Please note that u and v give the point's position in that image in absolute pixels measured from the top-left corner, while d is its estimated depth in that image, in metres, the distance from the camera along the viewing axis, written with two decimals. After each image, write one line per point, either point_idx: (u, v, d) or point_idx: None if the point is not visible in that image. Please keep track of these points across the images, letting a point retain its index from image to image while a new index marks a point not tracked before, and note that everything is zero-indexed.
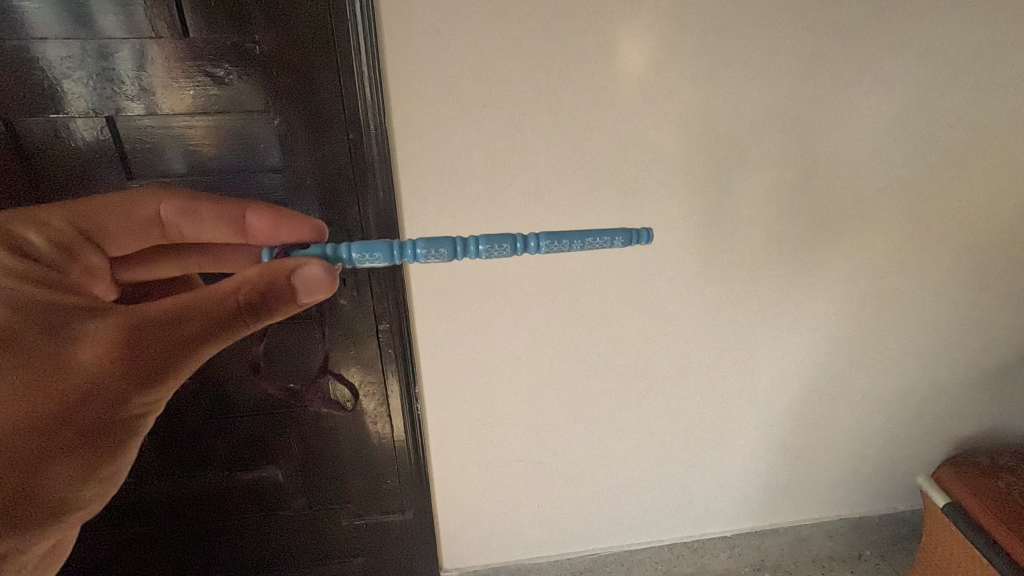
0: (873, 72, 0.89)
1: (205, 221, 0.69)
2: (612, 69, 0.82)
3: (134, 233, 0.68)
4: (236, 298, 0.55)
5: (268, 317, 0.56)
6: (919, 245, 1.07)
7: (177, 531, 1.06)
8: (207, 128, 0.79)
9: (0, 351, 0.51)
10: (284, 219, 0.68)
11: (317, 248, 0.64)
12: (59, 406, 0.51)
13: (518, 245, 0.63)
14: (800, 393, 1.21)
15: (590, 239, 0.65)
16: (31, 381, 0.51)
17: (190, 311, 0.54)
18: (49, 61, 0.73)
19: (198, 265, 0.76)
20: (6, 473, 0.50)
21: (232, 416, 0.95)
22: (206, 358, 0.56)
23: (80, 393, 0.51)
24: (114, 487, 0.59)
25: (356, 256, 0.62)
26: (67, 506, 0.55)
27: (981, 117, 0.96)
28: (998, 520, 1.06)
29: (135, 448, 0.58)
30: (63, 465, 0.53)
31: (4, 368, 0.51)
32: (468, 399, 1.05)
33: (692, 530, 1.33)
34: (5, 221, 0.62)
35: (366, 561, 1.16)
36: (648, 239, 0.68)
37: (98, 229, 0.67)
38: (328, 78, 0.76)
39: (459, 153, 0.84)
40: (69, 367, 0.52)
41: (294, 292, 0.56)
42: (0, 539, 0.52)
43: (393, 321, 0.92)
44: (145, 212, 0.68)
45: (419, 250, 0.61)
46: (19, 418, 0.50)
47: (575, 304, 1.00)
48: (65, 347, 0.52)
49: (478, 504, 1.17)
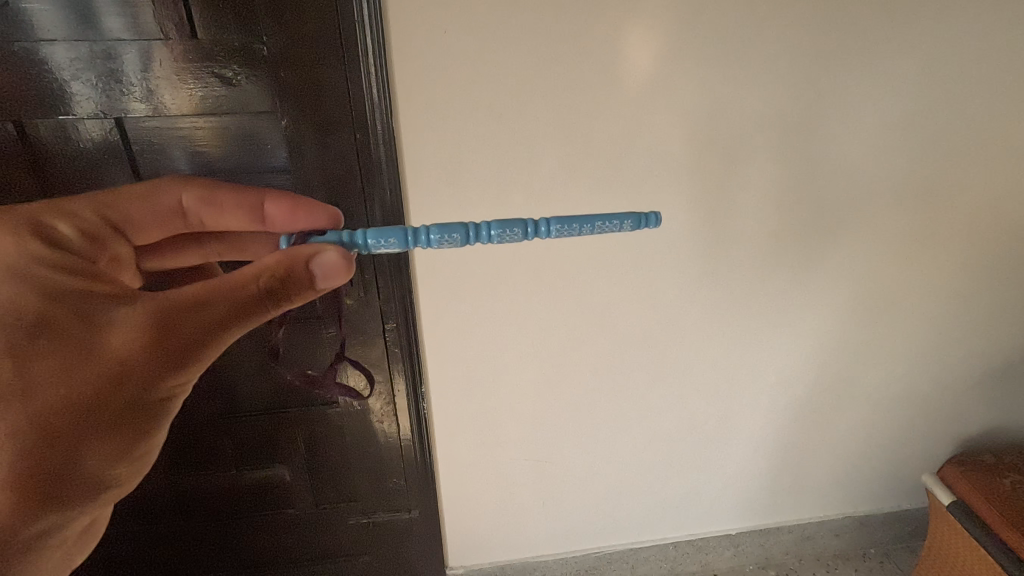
0: (882, 63, 0.88)
1: (225, 209, 0.71)
2: (618, 65, 0.82)
3: (159, 222, 0.69)
4: (258, 284, 0.57)
5: (288, 302, 0.58)
6: (929, 243, 1.06)
7: (191, 531, 1.12)
8: (213, 129, 0.80)
9: (39, 338, 0.54)
10: (302, 207, 0.70)
11: (333, 234, 0.65)
12: (95, 388, 0.54)
13: (529, 229, 0.64)
14: (810, 392, 1.20)
15: (600, 223, 0.66)
16: (67, 366, 0.53)
17: (214, 297, 0.56)
18: (57, 64, 0.74)
19: (216, 253, 0.79)
20: (48, 451, 0.53)
21: (240, 419, 1.01)
22: (231, 341, 0.58)
23: (112, 376, 0.54)
24: (148, 465, 0.62)
25: (372, 243, 0.63)
26: (104, 484, 0.58)
27: (994, 108, 0.95)
28: (1000, 515, 0.99)
29: (165, 428, 0.60)
30: (99, 445, 0.55)
31: (43, 353, 0.53)
32: (472, 403, 1.09)
33: (699, 528, 1.34)
34: (36, 212, 0.62)
35: (372, 559, 1.21)
36: (657, 222, 0.68)
37: (127, 220, 0.67)
38: (335, 78, 0.76)
39: (467, 153, 0.84)
40: (100, 352, 0.54)
41: (313, 277, 0.58)
42: (43, 514, 0.55)
43: (399, 319, 0.95)
44: (171, 201, 0.69)
45: (433, 236, 0.62)
46: (60, 402, 0.53)
47: (573, 311, 1.02)
48: (96, 333, 0.54)
49: (484, 505, 1.21)
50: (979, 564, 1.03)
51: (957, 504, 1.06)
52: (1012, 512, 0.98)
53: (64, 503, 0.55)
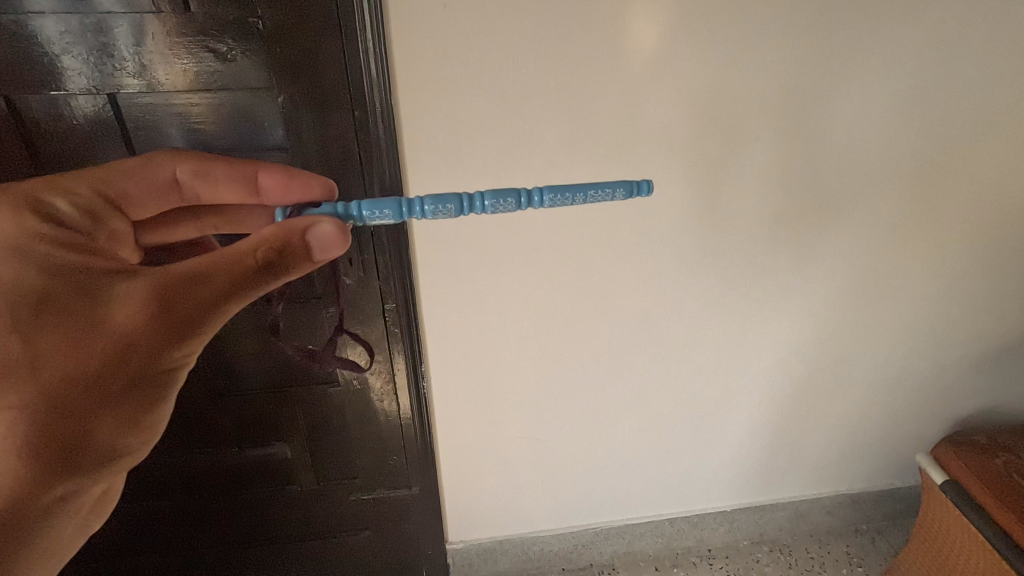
0: (892, 40, 0.86)
1: (219, 181, 0.70)
2: (622, 41, 0.80)
3: (156, 196, 0.69)
4: (256, 257, 0.56)
5: (287, 275, 0.58)
6: (931, 225, 1.06)
7: (193, 508, 1.13)
8: (208, 106, 0.79)
9: (44, 313, 0.54)
10: (294, 178, 0.69)
11: (328, 206, 0.64)
12: (101, 361, 0.54)
13: (522, 199, 0.62)
14: (808, 372, 1.21)
15: (592, 192, 0.64)
16: (73, 340, 0.53)
17: (215, 270, 0.56)
18: (47, 37, 0.72)
19: (213, 226, 0.78)
20: (61, 422, 0.53)
21: (241, 397, 1.02)
22: (233, 313, 0.58)
23: (119, 348, 0.54)
24: (158, 434, 0.63)
25: (366, 214, 0.62)
26: (117, 453, 0.58)
27: (1005, 88, 0.93)
28: (995, 495, 1.00)
29: (174, 398, 0.61)
30: (110, 416, 0.56)
31: (49, 326, 0.53)
32: (471, 381, 1.09)
33: (695, 505, 1.36)
34: (33, 189, 0.61)
35: (373, 534, 1.23)
36: (648, 190, 0.67)
37: (124, 195, 0.67)
38: (332, 53, 0.75)
39: (466, 131, 0.83)
40: (105, 324, 0.54)
41: (309, 250, 0.57)
42: (58, 483, 0.55)
43: (398, 299, 0.95)
44: (164, 174, 0.69)
45: (427, 207, 0.61)
46: (69, 374, 0.53)
47: (572, 291, 1.02)
48: (100, 307, 0.54)
49: (483, 480, 1.23)
50: (972, 542, 1.04)
51: (951, 484, 1.08)
52: (1007, 493, 1.00)
53: (77, 473, 0.56)
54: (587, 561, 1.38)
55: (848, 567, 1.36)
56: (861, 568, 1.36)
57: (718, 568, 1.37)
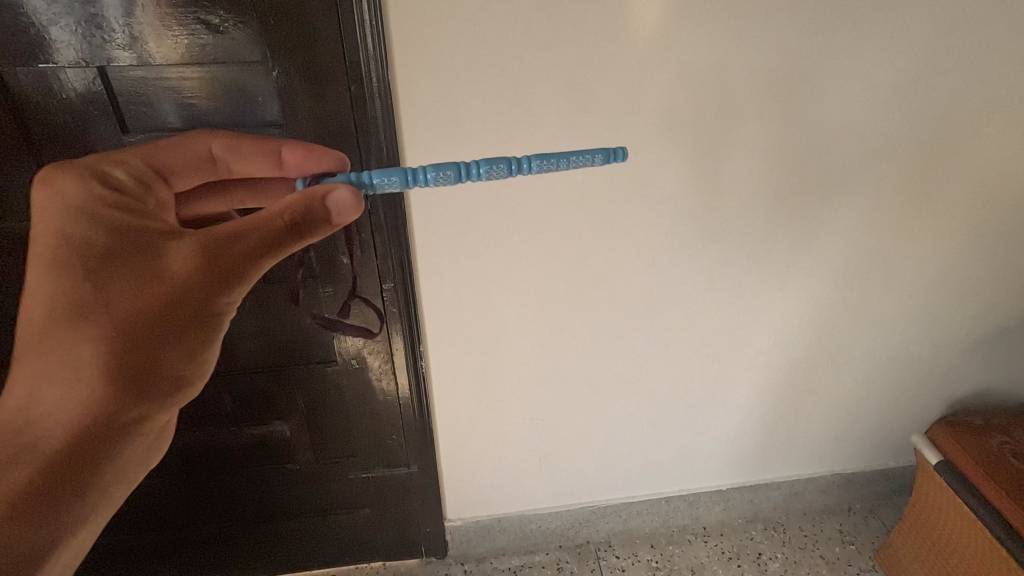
0: (899, 16, 0.84)
1: (249, 156, 0.66)
2: (623, 16, 0.78)
3: (191, 170, 0.64)
4: (284, 219, 0.55)
5: (311, 239, 0.57)
6: (934, 206, 1.05)
7: (192, 486, 1.14)
8: (201, 78, 0.76)
9: (99, 269, 0.52)
10: (315, 150, 0.67)
11: (341, 175, 0.62)
12: (156, 316, 0.53)
13: (513, 165, 0.60)
14: (806, 353, 1.21)
15: (574, 157, 0.62)
16: (129, 296, 0.53)
17: (251, 231, 0.55)
18: (34, 7, 0.70)
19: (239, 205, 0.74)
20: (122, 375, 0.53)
21: (240, 377, 1.02)
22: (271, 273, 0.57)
23: (172, 303, 0.53)
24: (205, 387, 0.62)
25: (377, 181, 0.61)
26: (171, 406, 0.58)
27: (1013, 66, 0.91)
28: (992, 477, 1.01)
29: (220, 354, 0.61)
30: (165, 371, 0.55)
31: (106, 282, 0.52)
32: (469, 359, 1.10)
33: (690, 483, 1.37)
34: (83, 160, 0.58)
35: (372, 511, 1.24)
36: (624, 156, 0.64)
37: (162, 168, 0.63)
38: (328, 26, 0.73)
39: (465, 108, 0.82)
40: (151, 282, 0.53)
41: (327, 215, 0.56)
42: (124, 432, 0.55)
43: (397, 279, 0.94)
44: (200, 148, 0.65)
45: (430, 174, 0.59)
46: (127, 328, 0.53)
47: (571, 271, 1.02)
48: (151, 263, 0.53)
49: (481, 458, 1.24)
50: (965, 523, 1.05)
51: (945, 464, 1.09)
52: (1005, 476, 1.00)
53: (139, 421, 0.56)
54: (584, 538, 1.39)
55: (841, 545, 1.38)
56: (854, 546, 1.38)
57: (712, 545, 1.39)
